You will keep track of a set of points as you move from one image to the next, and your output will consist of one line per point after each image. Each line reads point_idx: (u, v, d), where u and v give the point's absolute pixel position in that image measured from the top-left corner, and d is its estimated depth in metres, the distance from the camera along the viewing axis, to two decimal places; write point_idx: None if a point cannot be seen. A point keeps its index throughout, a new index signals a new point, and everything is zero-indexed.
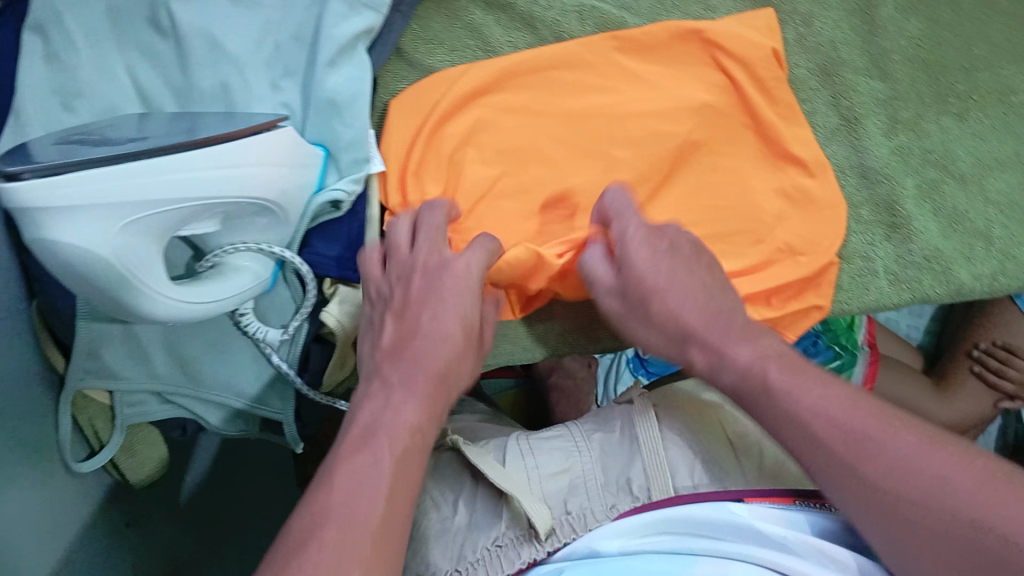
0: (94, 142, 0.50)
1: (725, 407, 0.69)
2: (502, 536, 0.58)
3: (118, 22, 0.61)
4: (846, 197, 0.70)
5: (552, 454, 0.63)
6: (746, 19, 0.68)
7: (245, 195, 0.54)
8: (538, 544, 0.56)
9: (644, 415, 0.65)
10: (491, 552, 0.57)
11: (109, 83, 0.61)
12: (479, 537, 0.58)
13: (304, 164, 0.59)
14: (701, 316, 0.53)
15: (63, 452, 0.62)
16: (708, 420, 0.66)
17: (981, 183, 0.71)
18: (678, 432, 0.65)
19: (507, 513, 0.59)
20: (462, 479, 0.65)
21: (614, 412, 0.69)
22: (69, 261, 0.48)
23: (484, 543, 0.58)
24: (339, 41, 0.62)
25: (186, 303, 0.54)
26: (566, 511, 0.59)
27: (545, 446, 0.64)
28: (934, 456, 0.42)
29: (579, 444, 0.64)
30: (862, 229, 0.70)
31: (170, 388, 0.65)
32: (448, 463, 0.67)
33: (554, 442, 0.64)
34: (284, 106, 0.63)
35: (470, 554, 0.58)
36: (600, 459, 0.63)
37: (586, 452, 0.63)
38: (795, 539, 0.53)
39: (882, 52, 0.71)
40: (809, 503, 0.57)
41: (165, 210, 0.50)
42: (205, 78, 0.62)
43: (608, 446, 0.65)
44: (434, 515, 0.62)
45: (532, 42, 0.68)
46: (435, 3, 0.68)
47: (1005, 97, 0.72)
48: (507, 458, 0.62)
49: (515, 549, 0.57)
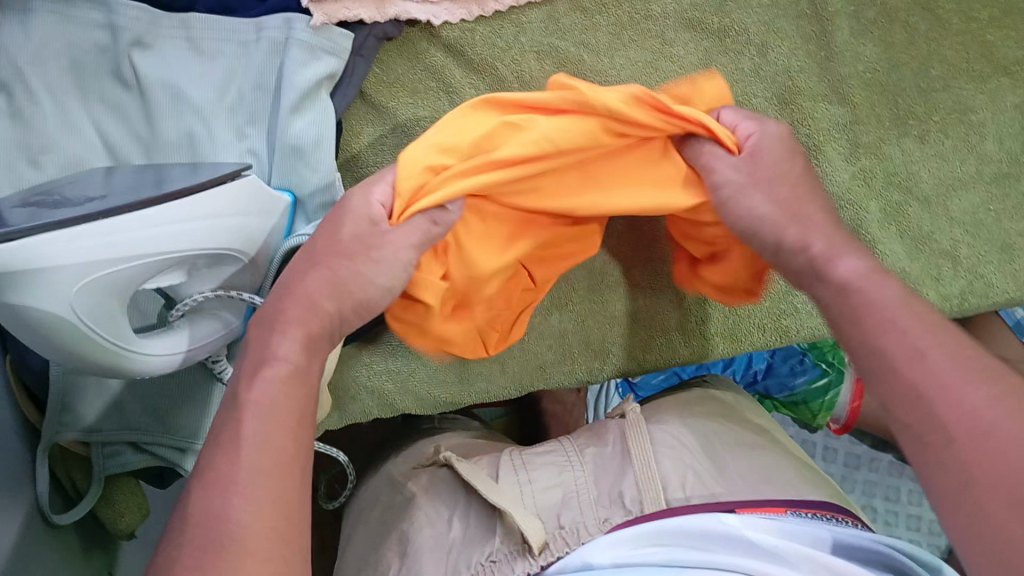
0: (54, 204, 0.50)
1: (716, 420, 0.70)
2: (496, 551, 0.58)
3: (82, 79, 0.63)
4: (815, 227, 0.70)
5: (545, 470, 0.64)
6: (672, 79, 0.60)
7: (208, 248, 0.54)
8: (532, 558, 0.57)
9: (636, 427, 0.66)
10: (486, 565, 0.57)
11: (74, 137, 0.62)
12: (473, 552, 0.59)
13: (270, 210, 0.61)
14: (784, 210, 0.55)
15: (42, 508, 0.62)
16: (699, 432, 0.68)
17: (945, 205, 0.72)
18: (672, 441, 0.66)
19: (500, 529, 0.60)
20: (456, 496, 0.65)
21: (608, 426, 0.70)
22: (33, 322, 0.48)
23: (479, 559, 0.58)
24: (301, 87, 0.63)
25: (153, 357, 0.55)
26: (559, 525, 0.60)
27: (538, 462, 0.65)
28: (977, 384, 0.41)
29: (570, 458, 0.65)
30: None
31: (144, 437, 0.65)
32: (440, 482, 0.67)
33: (547, 457, 0.66)
34: (250, 153, 0.65)
35: (464, 569, 0.58)
36: (592, 472, 0.64)
37: (579, 466, 0.65)
38: (790, 549, 0.54)
39: (839, 78, 0.72)
40: (800, 512, 0.60)
41: (128, 267, 0.50)
42: (171, 128, 0.63)
43: (602, 459, 0.66)
44: (428, 531, 0.62)
45: (492, 83, 0.69)
46: (396, 46, 0.69)
47: (965, 117, 0.73)
48: (501, 475, 0.64)
49: (510, 563, 0.57)
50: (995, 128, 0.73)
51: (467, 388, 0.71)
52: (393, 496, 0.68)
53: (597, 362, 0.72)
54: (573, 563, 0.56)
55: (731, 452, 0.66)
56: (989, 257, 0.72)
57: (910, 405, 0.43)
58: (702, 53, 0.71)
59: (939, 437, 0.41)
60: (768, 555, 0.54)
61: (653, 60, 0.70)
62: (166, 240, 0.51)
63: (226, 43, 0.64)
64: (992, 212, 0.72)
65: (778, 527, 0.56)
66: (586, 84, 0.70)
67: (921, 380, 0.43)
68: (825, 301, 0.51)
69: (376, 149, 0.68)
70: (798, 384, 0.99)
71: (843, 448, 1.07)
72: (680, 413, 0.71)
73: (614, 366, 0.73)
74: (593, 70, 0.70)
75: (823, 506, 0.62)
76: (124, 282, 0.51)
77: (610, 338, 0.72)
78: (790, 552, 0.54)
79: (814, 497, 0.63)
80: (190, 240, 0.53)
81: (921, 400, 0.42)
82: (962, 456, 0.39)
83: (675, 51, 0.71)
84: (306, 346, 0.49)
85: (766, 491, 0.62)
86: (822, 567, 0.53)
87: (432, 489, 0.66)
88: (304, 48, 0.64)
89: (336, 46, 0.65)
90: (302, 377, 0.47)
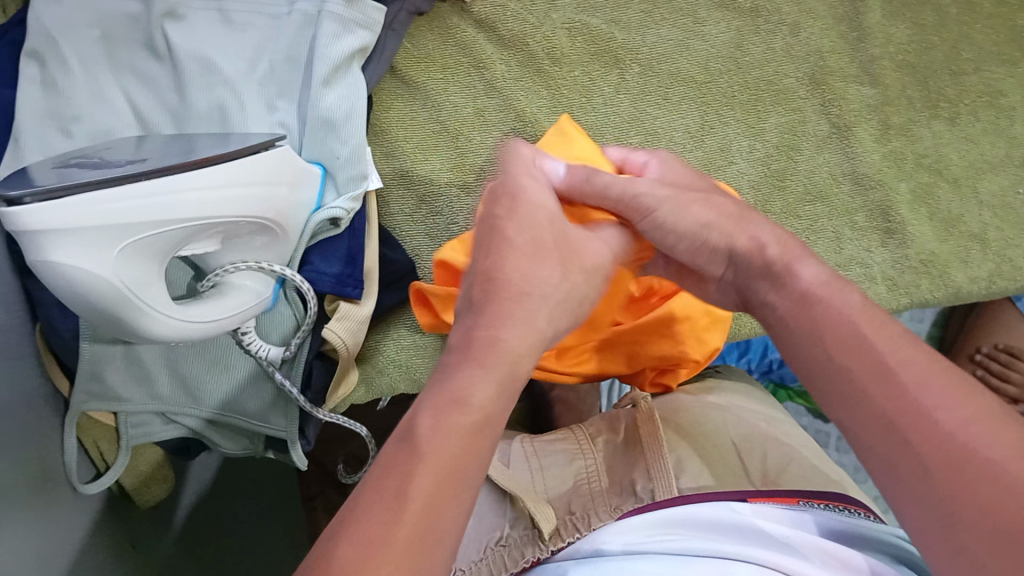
0: (94, 165, 0.50)
1: (728, 408, 0.71)
2: (507, 536, 0.59)
3: (113, 48, 0.63)
4: (840, 205, 0.70)
5: (557, 459, 0.65)
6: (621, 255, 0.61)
7: (241, 213, 0.54)
8: (543, 544, 0.56)
9: (649, 415, 0.65)
10: (496, 549, 0.58)
11: (106, 107, 0.62)
12: (485, 535, 0.60)
13: (302, 182, 0.61)
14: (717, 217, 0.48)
15: (70, 475, 0.63)
16: (708, 421, 0.68)
17: (974, 186, 0.72)
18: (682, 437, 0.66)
19: (511, 514, 0.61)
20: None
21: (621, 416, 0.69)
22: (72, 287, 0.48)
23: (490, 543, 0.59)
24: (333, 60, 0.63)
25: (188, 321, 0.54)
26: (570, 511, 0.60)
27: (550, 450, 0.67)
28: (949, 393, 0.36)
29: (584, 446, 0.66)
30: (858, 236, 0.70)
31: (172, 408, 0.65)
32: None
33: (560, 446, 0.67)
34: (281, 126, 0.64)
35: (473, 552, 0.59)
36: (606, 461, 0.65)
37: (592, 455, 0.65)
38: (801, 540, 0.52)
39: (871, 59, 0.72)
40: (812, 502, 0.58)
41: (165, 232, 0.50)
42: (201, 99, 0.63)
43: (614, 451, 0.66)
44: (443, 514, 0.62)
45: (523, 60, 0.69)
46: (427, 21, 0.69)
47: (995, 100, 0.73)
48: (513, 462, 0.65)
49: (521, 549, 0.57)
50: None
51: None
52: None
53: None
54: (584, 549, 0.55)
55: (745, 441, 0.66)
56: (1017, 240, 0.72)
57: (885, 393, 0.37)
58: (733, 32, 0.71)
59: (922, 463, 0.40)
60: (777, 545, 0.52)
61: (683, 38, 0.70)
62: (203, 205, 0.51)
63: (257, 16, 0.65)
64: (1022, 194, 0.72)
65: (790, 519, 0.55)
66: (618, 62, 0.70)
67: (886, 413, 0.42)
68: (774, 309, 0.45)
69: (407, 123, 0.68)
70: None
71: None
72: (692, 400, 0.71)
73: None
74: (624, 47, 0.70)
75: (835, 497, 0.60)
76: (159, 247, 0.51)
77: None
78: (801, 544, 0.51)
79: (830, 491, 0.62)
80: (227, 206, 0.53)
81: (933, 442, 0.35)
82: (925, 442, 0.35)
83: (707, 30, 0.71)
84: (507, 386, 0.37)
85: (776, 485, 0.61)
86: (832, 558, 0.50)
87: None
88: (337, 20, 0.63)
89: (370, 19, 0.65)
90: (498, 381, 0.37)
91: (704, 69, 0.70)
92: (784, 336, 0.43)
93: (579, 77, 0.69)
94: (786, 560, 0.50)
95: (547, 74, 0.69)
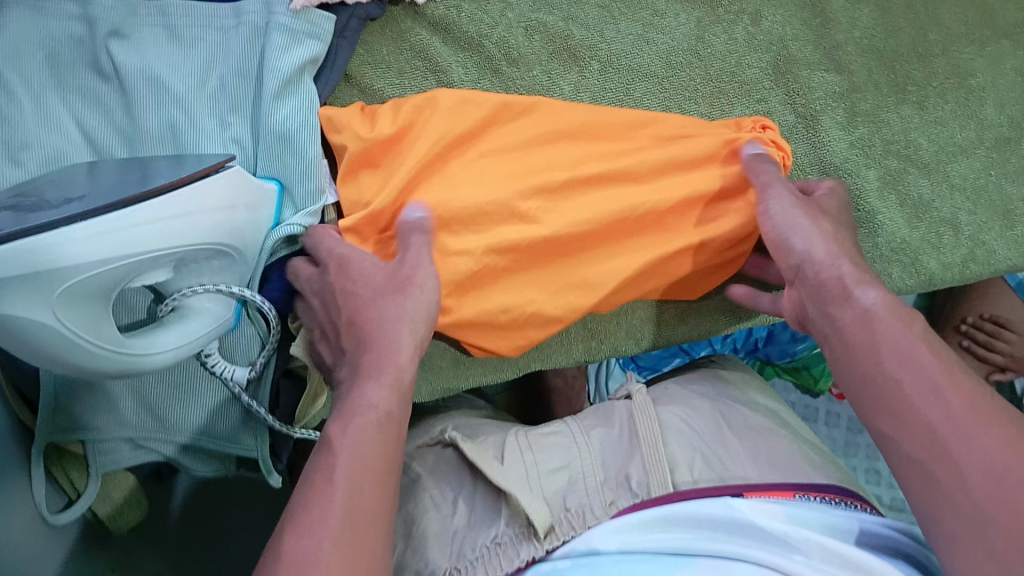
0: (31, 208, 0.48)
1: (727, 403, 0.71)
2: (502, 534, 0.57)
3: (61, 68, 0.61)
4: (857, 188, 0.71)
5: (552, 451, 0.63)
6: (572, 151, 0.64)
7: (190, 244, 0.53)
8: (537, 542, 0.55)
9: (645, 412, 0.66)
10: (492, 548, 0.56)
11: (54, 134, 0.60)
12: (479, 535, 0.58)
13: (257, 201, 0.59)
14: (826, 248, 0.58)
15: (40, 508, 0.63)
16: (703, 412, 0.69)
17: (945, 170, 0.73)
18: (681, 429, 0.66)
19: (506, 511, 0.58)
20: (462, 478, 0.64)
21: (613, 407, 0.69)
22: (18, 331, 0.48)
23: (484, 541, 0.57)
24: (284, 73, 0.61)
25: (139, 355, 0.53)
26: (566, 507, 0.59)
27: (544, 442, 0.64)
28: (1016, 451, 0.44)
29: (578, 440, 0.64)
30: (878, 196, 0.71)
31: (142, 434, 0.65)
32: (445, 463, 0.66)
33: (552, 438, 0.64)
34: (235, 142, 0.62)
35: (469, 552, 0.57)
36: (600, 455, 0.63)
37: (587, 448, 0.63)
38: (799, 535, 0.52)
39: (835, 44, 0.71)
40: (809, 495, 0.59)
41: (112, 270, 0.49)
42: (152, 119, 0.61)
43: (608, 444, 0.65)
44: (433, 514, 0.61)
45: (480, 62, 0.67)
46: (378, 25, 0.67)
47: (964, 81, 0.73)
48: (506, 455, 0.63)
49: (516, 547, 0.56)
50: (994, 91, 0.74)
51: (462, 374, 0.71)
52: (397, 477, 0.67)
53: (594, 342, 0.73)
54: (578, 548, 0.55)
55: (738, 436, 0.66)
56: (991, 223, 0.73)
57: (937, 442, 0.46)
58: (694, 23, 0.70)
59: (958, 478, 0.45)
60: (776, 541, 0.52)
61: (643, 32, 0.69)
62: (148, 241, 0.50)
63: (206, 31, 0.63)
64: (994, 176, 0.73)
65: (787, 513, 0.55)
66: (577, 60, 0.68)
67: (936, 417, 0.47)
68: (843, 323, 0.55)
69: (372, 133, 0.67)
70: (800, 351, 0.98)
71: (845, 412, 1.07)
72: (688, 396, 0.71)
73: (611, 345, 0.74)
74: (582, 44, 0.68)
75: (831, 491, 0.61)
76: (105, 285, 0.50)
77: (607, 321, 0.73)
78: (801, 540, 0.52)
79: (826, 483, 0.62)
80: (176, 238, 0.51)
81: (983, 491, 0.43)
82: (984, 490, 0.43)
83: (666, 22, 0.70)
84: (396, 390, 0.50)
85: (774, 476, 0.61)
86: (833, 555, 0.51)
87: (437, 471, 0.66)
88: (285, 32, 0.62)
89: (319, 29, 0.63)
90: (396, 422, 0.49)
91: (666, 63, 0.69)
92: (847, 342, 0.54)
93: (539, 76, 0.68)
94: (784, 560, 0.51)
95: (505, 75, 0.68)
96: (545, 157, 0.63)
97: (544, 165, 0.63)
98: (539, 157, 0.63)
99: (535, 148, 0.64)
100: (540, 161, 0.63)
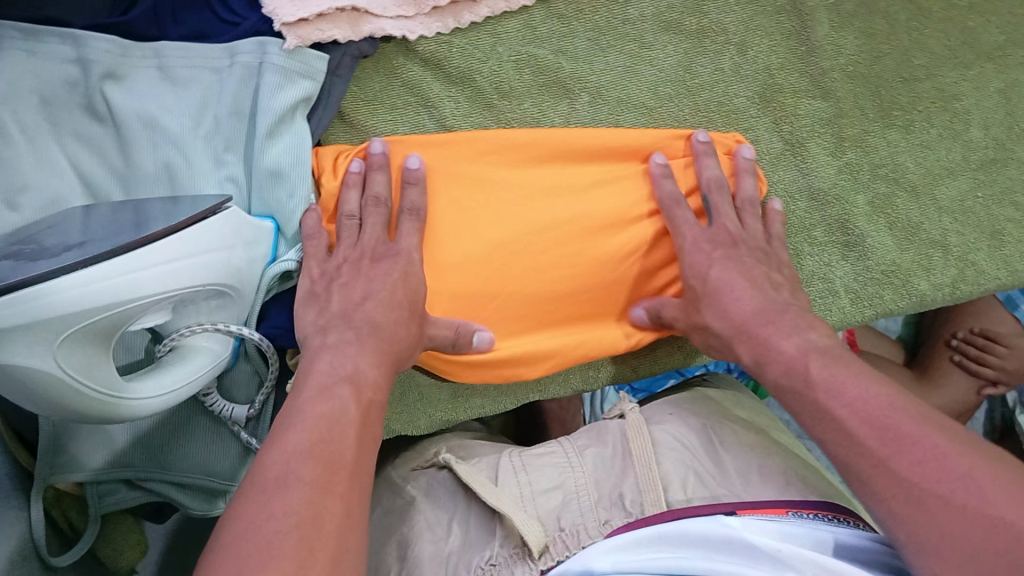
0: (31, 255, 0.49)
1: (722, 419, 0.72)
2: (496, 555, 0.57)
3: (53, 113, 0.60)
4: (847, 214, 0.74)
5: (545, 472, 0.63)
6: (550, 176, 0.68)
7: (190, 285, 0.53)
8: (532, 563, 0.56)
9: (638, 431, 0.66)
10: (486, 569, 0.56)
11: (50, 178, 0.60)
12: (473, 556, 0.58)
13: (252, 239, 0.60)
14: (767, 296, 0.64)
15: (41, 551, 0.63)
16: (694, 428, 0.69)
17: (933, 194, 0.75)
18: (673, 446, 0.67)
19: (500, 531, 0.59)
20: (456, 500, 0.64)
21: (607, 427, 0.70)
22: (19, 377, 0.48)
23: (478, 563, 0.57)
24: (277, 112, 0.62)
25: (137, 397, 0.53)
26: (560, 528, 0.59)
27: (538, 463, 0.64)
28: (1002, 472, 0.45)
29: (571, 460, 0.65)
30: (865, 222, 0.74)
31: (141, 474, 0.65)
32: (439, 486, 0.66)
33: (546, 459, 0.65)
34: (230, 180, 0.64)
35: (463, 573, 0.57)
36: (593, 474, 0.64)
37: (580, 467, 0.64)
38: (791, 552, 0.51)
39: (822, 71, 0.72)
40: (801, 512, 0.58)
41: (112, 313, 0.49)
42: (148, 160, 0.62)
43: (601, 463, 0.65)
44: (427, 536, 0.61)
45: (472, 96, 0.68)
46: (372, 62, 0.67)
47: (948, 104, 0.75)
48: (499, 476, 0.63)
49: (510, 568, 0.56)
50: (979, 114, 0.76)
51: (462, 405, 0.72)
52: (392, 500, 0.67)
53: (591, 370, 0.74)
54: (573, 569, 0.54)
55: (729, 450, 0.66)
56: (979, 243, 0.75)
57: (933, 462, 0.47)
58: (681, 55, 0.71)
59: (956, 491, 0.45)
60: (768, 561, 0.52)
61: (632, 65, 0.70)
62: (148, 284, 0.50)
63: (199, 71, 0.63)
64: (981, 198, 0.76)
65: (778, 531, 0.55)
66: (567, 92, 0.70)
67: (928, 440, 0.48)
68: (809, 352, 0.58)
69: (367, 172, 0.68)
70: None
71: None
72: (680, 414, 0.72)
73: (610, 371, 0.75)
74: (572, 77, 0.69)
75: (824, 507, 0.60)
76: (104, 328, 0.50)
77: None
78: (791, 556, 0.52)
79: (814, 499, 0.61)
80: (176, 279, 0.52)
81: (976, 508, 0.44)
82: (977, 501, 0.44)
83: (655, 54, 0.70)
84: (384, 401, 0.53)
85: (765, 492, 0.61)
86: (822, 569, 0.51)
87: (431, 494, 0.65)
88: (278, 71, 0.62)
89: (312, 68, 0.63)
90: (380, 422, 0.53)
91: (655, 94, 0.71)
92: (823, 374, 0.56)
93: (529, 109, 0.69)
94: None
95: (496, 108, 0.69)
96: (520, 184, 0.67)
97: (518, 191, 0.67)
98: (515, 188, 0.66)
99: (513, 175, 0.67)
100: (516, 190, 0.66)
